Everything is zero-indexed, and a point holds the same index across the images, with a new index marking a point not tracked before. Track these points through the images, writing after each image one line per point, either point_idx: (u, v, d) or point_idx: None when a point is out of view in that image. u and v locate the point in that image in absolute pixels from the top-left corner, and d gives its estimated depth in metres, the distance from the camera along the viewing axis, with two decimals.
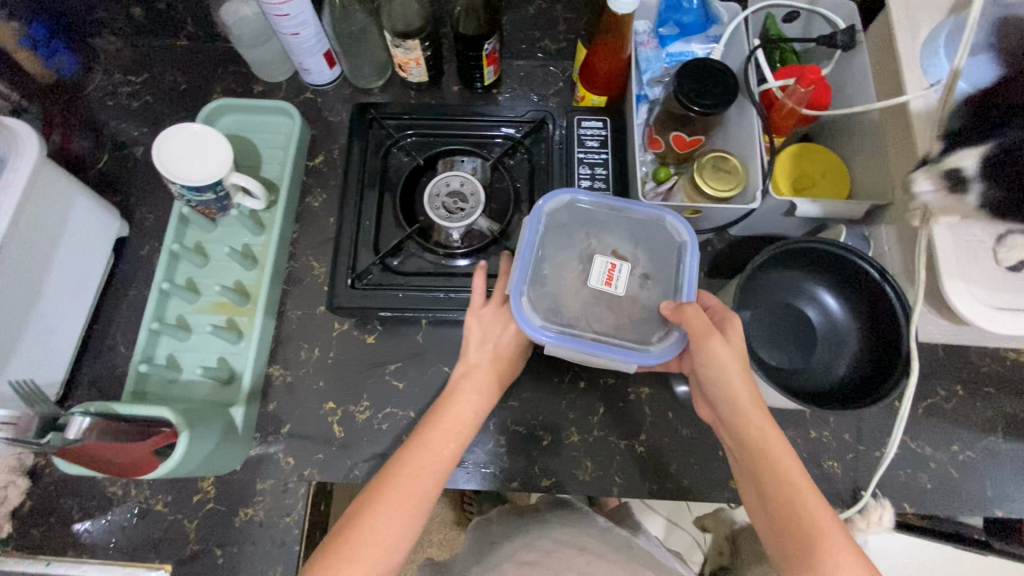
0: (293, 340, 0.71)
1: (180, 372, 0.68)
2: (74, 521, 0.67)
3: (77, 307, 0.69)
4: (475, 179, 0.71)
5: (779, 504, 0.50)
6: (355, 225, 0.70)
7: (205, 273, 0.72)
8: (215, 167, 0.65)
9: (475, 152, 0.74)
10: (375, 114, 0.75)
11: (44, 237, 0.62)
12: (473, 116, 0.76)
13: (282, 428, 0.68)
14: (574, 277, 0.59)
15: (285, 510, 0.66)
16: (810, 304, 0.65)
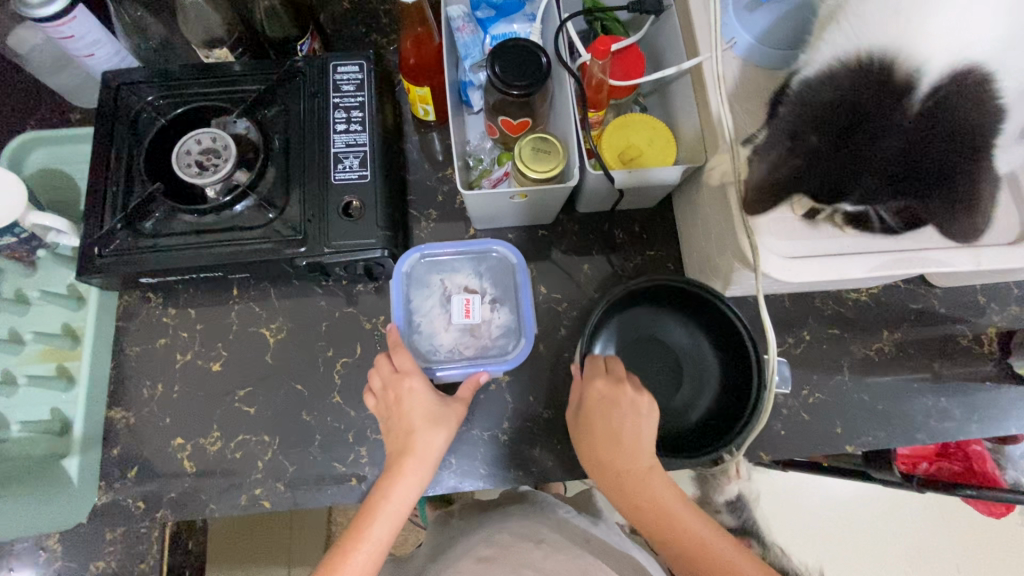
0: (134, 378, 0.68)
1: (9, 430, 0.64)
2: None
3: None
4: (226, 133, 0.66)
5: (645, 510, 0.56)
6: (102, 194, 0.65)
7: (25, 322, 0.68)
8: (5, 210, 0.61)
9: (230, 106, 0.69)
10: (119, 82, 0.69)
11: None
12: (226, 70, 0.70)
13: (129, 473, 0.65)
14: (439, 316, 0.69)
15: (141, 558, 0.63)
16: (673, 338, 0.66)
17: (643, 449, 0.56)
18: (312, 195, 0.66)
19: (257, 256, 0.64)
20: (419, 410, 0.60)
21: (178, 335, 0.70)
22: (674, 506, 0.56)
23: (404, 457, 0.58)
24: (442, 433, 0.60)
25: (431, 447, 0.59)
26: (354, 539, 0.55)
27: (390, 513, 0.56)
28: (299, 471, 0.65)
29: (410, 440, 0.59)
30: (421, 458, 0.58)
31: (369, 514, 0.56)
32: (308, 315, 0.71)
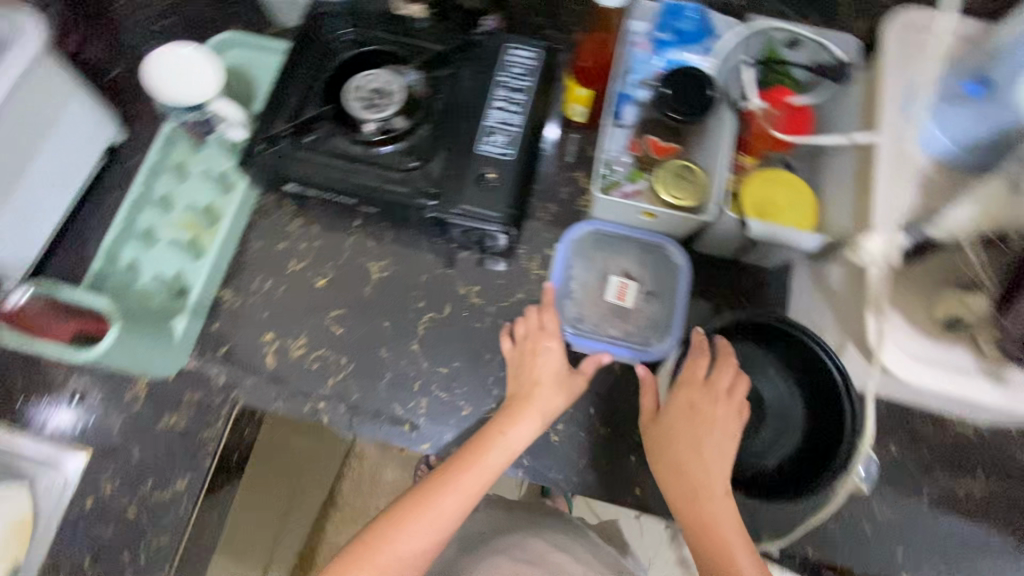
0: (249, 271, 0.74)
1: (139, 277, 0.72)
2: (15, 394, 0.69)
3: (60, 201, 0.72)
4: (399, 80, 0.72)
5: (700, 525, 0.54)
6: (278, 102, 0.72)
7: (179, 192, 0.76)
8: (201, 89, 0.68)
9: (406, 56, 0.74)
10: (322, 10, 0.76)
11: (31, 130, 0.64)
12: (413, 24, 0.75)
13: (220, 349, 0.71)
14: (593, 289, 0.66)
15: (206, 428, 0.68)
16: (760, 384, 0.62)
17: (719, 466, 0.56)
18: (455, 154, 0.69)
19: (391, 197, 0.69)
20: (553, 365, 0.64)
21: (297, 245, 0.75)
22: (732, 535, 0.52)
23: (526, 407, 0.61)
24: (568, 393, 0.63)
25: (553, 401, 0.62)
26: (460, 470, 0.57)
27: (502, 453, 0.58)
28: (361, 401, 0.69)
29: (533, 395, 0.62)
30: (539, 414, 0.61)
31: (481, 446, 0.58)
32: (411, 264, 0.75)
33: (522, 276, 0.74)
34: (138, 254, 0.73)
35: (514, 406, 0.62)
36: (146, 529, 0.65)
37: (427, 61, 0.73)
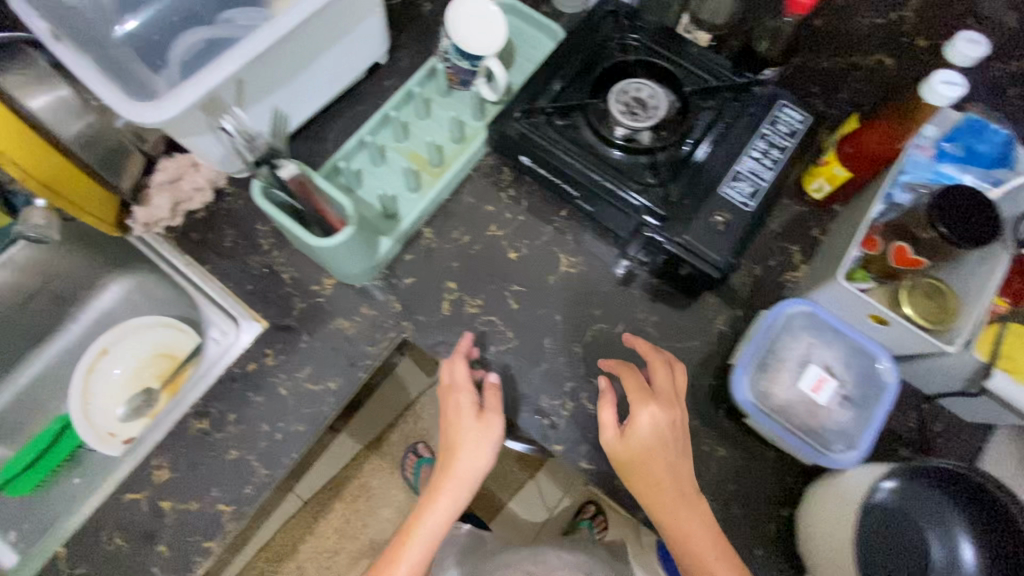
0: (453, 219, 0.77)
1: (358, 188, 0.76)
2: (224, 246, 0.75)
3: (319, 97, 0.77)
4: (664, 99, 0.72)
5: (663, 524, 0.57)
6: (545, 78, 0.73)
7: (417, 126, 0.80)
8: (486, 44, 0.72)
9: (679, 77, 0.73)
10: (614, 9, 0.77)
11: (333, 31, 0.69)
12: (694, 49, 0.74)
13: (404, 278, 0.74)
14: (787, 372, 0.63)
15: (370, 344, 0.71)
16: (938, 546, 0.53)
17: (681, 478, 0.58)
18: (697, 188, 0.68)
19: (619, 205, 0.69)
20: (467, 415, 0.62)
21: (503, 212, 0.77)
22: (695, 532, 0.56)
23: (449, 477, 0.60)
24: (485, 453, 0.60)
25: (475, 445, 0.60)
26: (424, 509, 0.60)
27: (447, 502, 0.59)
28: (514, 379, 0.70)
29: (453, 459, 0.60)
30: (458, 481, 0.60)
31: (435, 491, 0.60)
32: (602, 271, 0.75)
33: (705, 326, 0.72)
34: (364, 167, 0.78)
35: (449, 425, 0.63)
36: (289, 412, 0.68)
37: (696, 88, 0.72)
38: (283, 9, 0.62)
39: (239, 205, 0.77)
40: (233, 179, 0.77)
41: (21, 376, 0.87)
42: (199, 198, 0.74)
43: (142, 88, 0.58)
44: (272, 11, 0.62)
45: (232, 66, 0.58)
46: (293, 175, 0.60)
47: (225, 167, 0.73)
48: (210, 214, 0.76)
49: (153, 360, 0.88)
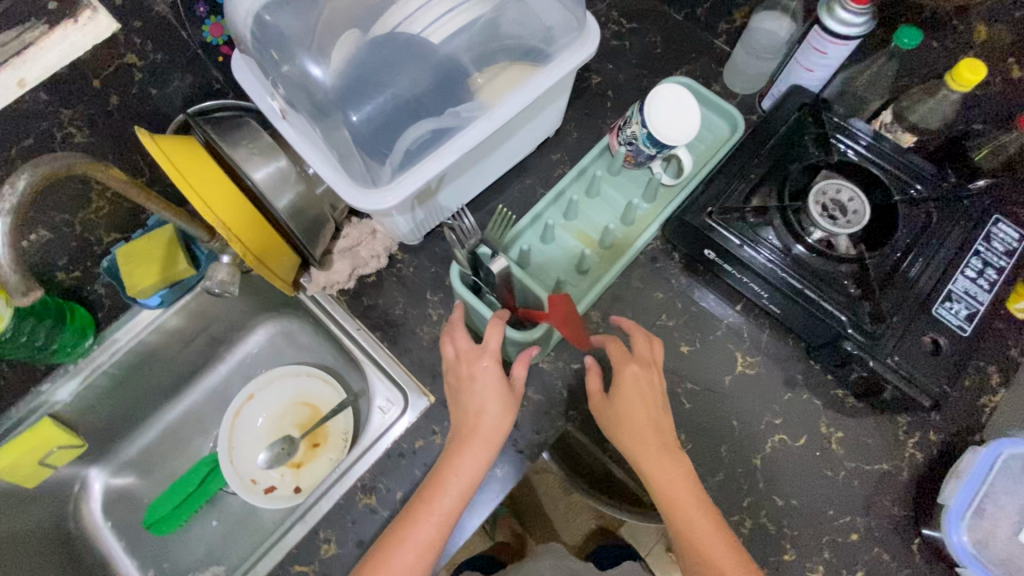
0: (623, 305, 0.75)
1: (526, 266, 0.74)
2: (394, 314, 0.75)
3: (492, 174, 0.76)
4: (867, 205, 0.69)
5: (680, 522, 0.56)
6: (738, 170, 0.70)
7: (585, 205, 0.78)
8: (677, 134, 0.69)
9: (886, 182, 0.69)
10: (815, 102, 0.73)
11: (527, 118, 0.67)
12: (901, 153, 0.70)
13: (572, 364, 0.72)
14: (1009, 520, 0.59)
15: (538, 432, 0.70)
16: None
17: (663, 430, 0.60)
18: (909, 307, 0.64)
19: (819, 315, 0.65)
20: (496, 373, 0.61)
21: (674, 302, 0.75)
22: (715, 544, 0.55)
23: (474, 430, 0.59)
24: (505, 404, 0.60)
25: (498, 399, 0.60)
26: (453, 463, 0.58)
27: (478, 453, 0.58)
28: None
29: (474, 419, 0.60)
30: (483, 440, 0.59)
31: (464, 443, 0.59)
32: (781, 376, 0.71)
33: (892, 447, 0.68)
34: (533, 244, 0.76)
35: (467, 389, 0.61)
36: None
37: (903, 197, 0.69)
38: (501, 101, 0.62)
39: (409, 272, 0.77)
40: (404, 246, 0.77)
41: (170, 414, 0.88)
42: (374, 265, 0.75)
43: (365, 172, 0.59)
44: (489, 101, 0.62)
45: (453, 156, 0.59)
46: (503, 270, 0.61)
47: (402, 236, 0.74)
48: (382, 279, 0.76)
49: (294, 408, 0.88)
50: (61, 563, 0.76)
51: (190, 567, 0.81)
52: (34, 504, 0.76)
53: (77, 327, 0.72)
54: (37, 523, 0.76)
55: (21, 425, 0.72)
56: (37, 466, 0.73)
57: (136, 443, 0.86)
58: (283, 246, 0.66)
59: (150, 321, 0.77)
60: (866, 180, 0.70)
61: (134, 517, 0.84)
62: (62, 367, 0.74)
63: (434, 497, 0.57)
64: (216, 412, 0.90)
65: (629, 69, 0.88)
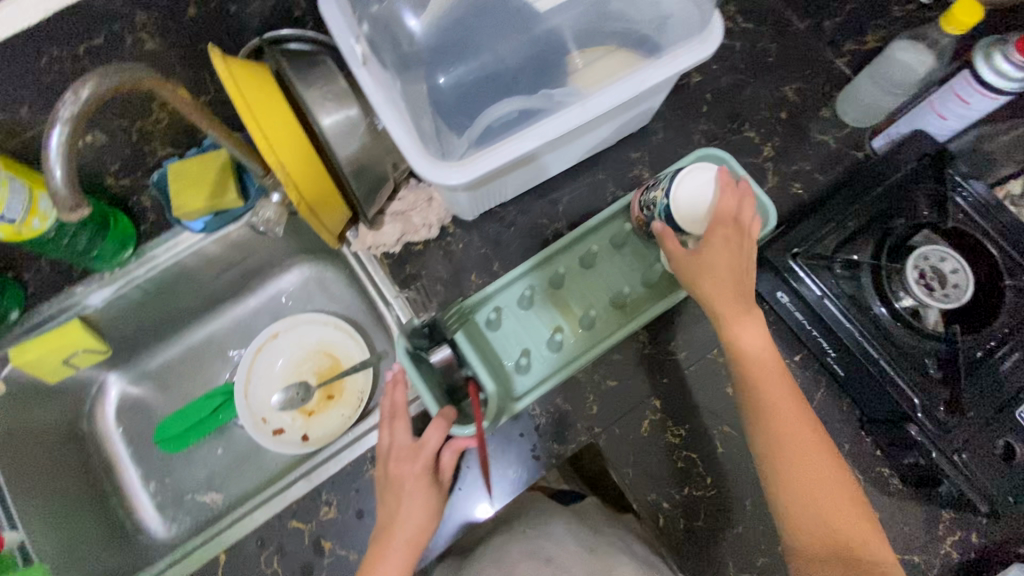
0: (674, 330, 0.70)
1: (495, 330, 0.69)
2: (435, 289, 0.72)
3: (566, 164, 0.71)
4: (971, 283, 0.62)
5: (752, 387, 0.54)
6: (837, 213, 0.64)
7: (577, 276, 0.71)
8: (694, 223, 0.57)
9: (998, 262, 0.62)
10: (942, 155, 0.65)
11: (622, 114, 0.61)
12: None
13: (608, 381, 0.68)
14: None
15: (558, 443, 0.66)
16: None
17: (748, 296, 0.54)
18: (990, 404, 0.58)
19: (888, 391, 0.59)
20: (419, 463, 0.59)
21: None
22: (791, 412, 0.53)
23: (395, 532, 0.55)
24: (428, 505, 0.57)
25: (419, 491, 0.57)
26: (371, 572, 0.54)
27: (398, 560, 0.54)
28: (703, 532, 0.63)
29: (396, 517, 0.56)
30: (408, 539, 0.55)
31: (384, 544, 0.55)
32: (826, 440, 0.66)
33: (928, 540, 0.64)
34: (510, 309, 0.69)
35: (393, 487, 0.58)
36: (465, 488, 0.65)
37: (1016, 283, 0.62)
38: (599, 88, 0.56)
39: (457, 249, 0.73)
40: (458, 220, 0.73)
41: (194, 336, 0.88)
42: (424, 234, 0.71)
43: (436, 145, 0.55)
44: (585, 89, 0.56)
45: (534, 142, 0.53)
46: (445, 359, 0.64)
47: (461, 210, 0.70)
48: (428, 250, 0.73)
49: (313, 358, 0.87)
50: (70, 460, 0.77)
51: (189, 490, 0.81)
52: (50, 398, 0.77)
53: (118, 237, 0.72)
54: (53, 415, 0.77)
55: (52, 323, 0.72)
56: (61, 365, 0.73)
57: (157, 357, 0.86)
58: (336, 196, 0.62)
59: (187, 244, 0.74)
60: (975, 253, 0.63)
61: (144, 429, 0.84)
62: (96, 275, 0.73)
63: None
64: (238, 343, 0.89)
65: (733, 73, 0.80)
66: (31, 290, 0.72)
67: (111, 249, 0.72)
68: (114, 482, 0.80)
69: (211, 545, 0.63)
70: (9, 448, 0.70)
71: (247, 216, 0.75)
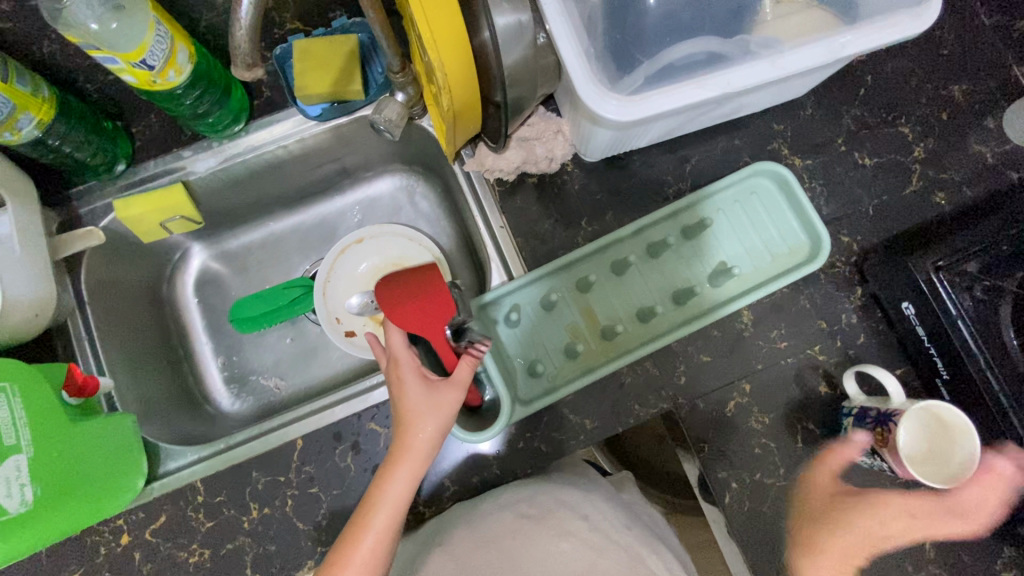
0: (779, 316, 0.68)
1: (515, 326, 0.67)
2: (542, 225, 0.70)
3: (711, 121, 0.67)
4: None
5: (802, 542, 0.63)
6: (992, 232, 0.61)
7: (605, 285, 0.68)
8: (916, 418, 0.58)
9: None
10: None
11: (799, 78, 0.56)
12: None
13: (701, 354, 0.66)
14: None
15: (641, 405, 0.66)
16: None
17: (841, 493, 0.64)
18: None
19: (999, 423, 0.58)
20: (412, 370, 0.58)
21: (834, 336, 0.68)
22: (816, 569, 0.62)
23: (405, 446, 0.55)
24: (442, 413, 0.56)
25: (435, 415, 0.56)
26: (383, 480, 0.55)
27: (408, 473, 0.55)
28: (765, 518, 0.64)
29: (407, 431, 0.56)
30: (415, 452, 0.55)
31: (395, 457, 0.56)
32: None
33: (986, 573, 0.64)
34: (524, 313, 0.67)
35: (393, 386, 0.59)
36: (540, 427, 0.66)
37: None
38: (795, 44, 0.51)
39: (573, 189, 0.70)
40: (579, 160, 0.70)
41: (277, 224, 0.87)
42: (543, 166, 0.68)
43: (605, 75, 0.51)
44: (781, 43, 0.51)
45: (713, 91, 0.49)
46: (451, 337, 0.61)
47: (591, 149, 0.66)
48: (543, 185, 0.70)
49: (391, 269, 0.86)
50: (150, 321, 0.78)
51: (255, 371, 0.83)
52: (139, 256, 0.77)
53: (235, 104, 0.69)
54: (139, 273, 0.78)
55: (155, 182, 0.71)
56: (157, 226, 0.73)
57: (239, 238, 0.86)
58: (475, 111, 0.59)
59: (298, 130, 0.72)
60: None
61: (219, 304, 0.85)
62: (205, 141, 0.71)
63: (368, 518, 0.54)
64: (319, 239, 0.88)
65: (900, 60, 0.73)
66: (139, 144, 0.70)
67: (227, 116, 0.69)
68: (186, 348, 0.82)
69: (290, 429, 0.65)
70: (100, 298, 0.70)
71: (363, 112, 0.72)
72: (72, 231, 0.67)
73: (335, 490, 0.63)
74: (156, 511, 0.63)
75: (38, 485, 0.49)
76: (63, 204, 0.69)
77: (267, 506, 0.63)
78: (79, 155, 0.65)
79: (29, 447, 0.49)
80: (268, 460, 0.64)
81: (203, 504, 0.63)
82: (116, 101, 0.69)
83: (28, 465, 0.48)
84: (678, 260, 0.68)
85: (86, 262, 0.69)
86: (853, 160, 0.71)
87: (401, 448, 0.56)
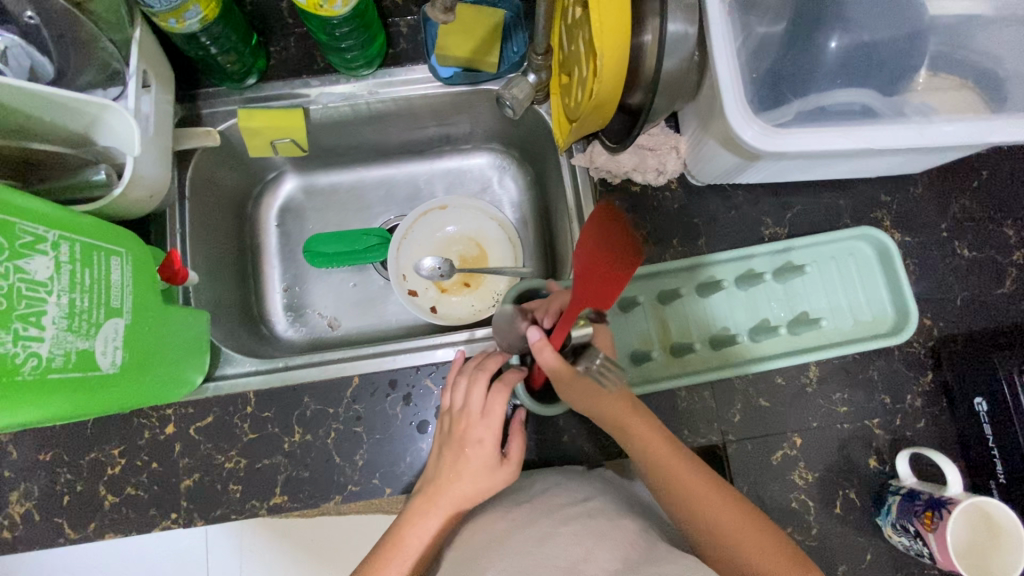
0: (844, 381, 0.67)
1: None
2: None
3: (825, 174, 0.68)
4: None
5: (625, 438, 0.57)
6: None
7: (686, 304, 0.69)
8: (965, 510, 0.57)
9: None
10: None
11: (935, 152, 0.57)
12: None
13: (760, 398, 0.66)
14: None
15: (689, 432, 0.66)
16: None
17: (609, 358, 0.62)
18: None
19: None
20: (487, 432, 0.59)
21: (894, 415, 0.67)
22: (648, 435, 0.57)
23: (443, 497, 0.57)
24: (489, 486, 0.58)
25: (478, 474, 0.58)
26: (411, 521, 0.56)
27: (438, 522, 0.57)
28: None
29: (450, 484, 0.57)
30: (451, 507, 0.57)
31: (429, 504, 0.57)
32: None
33: None
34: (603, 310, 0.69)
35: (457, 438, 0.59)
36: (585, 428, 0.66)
37: None
38: (948, 118, 0.51)
39: (671, 207, 0.71)
40: (684, 181, 0.71)
41: (369, 172, 0.89)
42: (649, 178, 0.69)
43: (754, 103, 0.53)
44: (934, 113, 0.52)
45: (858, 142, 0.50)
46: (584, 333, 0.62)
47: (703, 172, 0.67)
48: (644, 196, 0.71)
49: (467, 241, 0.87)
50: (233, 232, 0.81)
51: (314, 306, 0.84)
52: (239, 168, 0.79)
53: (374, 51, 0.71)
54: (235, 184, 0.80)
55: (277, 102, 0.73)
56: (266, 143, 0.75)
57: (330, 177, 0.88)
58: (608, 109, 0.60)
59: (423, 86, 0.74)
60: None
61: (295, 234, 0.87)
62: (335, 75, 0.73)
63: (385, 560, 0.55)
64: (403, 195, 0.90)
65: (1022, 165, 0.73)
66: (272, 63, 0.73)
67: (362, 59, 0.71)
68: (256, 267, 0.84)
69: (348, 365, 0.66)
70: (198, 197, 0.73)
71: (490, 86, 0.73)
72: (194, 128, 0.69)
73: (377, 435, 0.65)
74: (205, 410, 0.64)
75: (126, 351, 0.49)
76: (189, 101, 0.71)
77: (310, 434, 0.64)
78: (221, 58, 0.67)
79: (128, 314, 0.50)
80: (321, 389, 0.66)
81: (251, 415, 0.65)
82: (265, 18, 0.72)
83: (124, 331, 0.49)
84: (762, 299, 0.69)
85: (195, 160, 0.71)
86: (951, 249, 0.71)
87: (434, 491, 0.57)
